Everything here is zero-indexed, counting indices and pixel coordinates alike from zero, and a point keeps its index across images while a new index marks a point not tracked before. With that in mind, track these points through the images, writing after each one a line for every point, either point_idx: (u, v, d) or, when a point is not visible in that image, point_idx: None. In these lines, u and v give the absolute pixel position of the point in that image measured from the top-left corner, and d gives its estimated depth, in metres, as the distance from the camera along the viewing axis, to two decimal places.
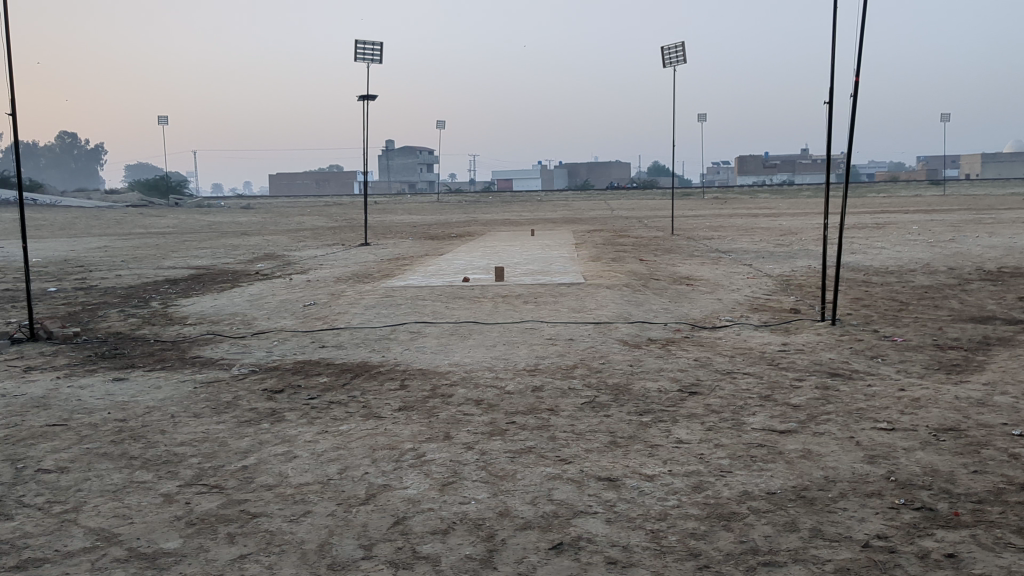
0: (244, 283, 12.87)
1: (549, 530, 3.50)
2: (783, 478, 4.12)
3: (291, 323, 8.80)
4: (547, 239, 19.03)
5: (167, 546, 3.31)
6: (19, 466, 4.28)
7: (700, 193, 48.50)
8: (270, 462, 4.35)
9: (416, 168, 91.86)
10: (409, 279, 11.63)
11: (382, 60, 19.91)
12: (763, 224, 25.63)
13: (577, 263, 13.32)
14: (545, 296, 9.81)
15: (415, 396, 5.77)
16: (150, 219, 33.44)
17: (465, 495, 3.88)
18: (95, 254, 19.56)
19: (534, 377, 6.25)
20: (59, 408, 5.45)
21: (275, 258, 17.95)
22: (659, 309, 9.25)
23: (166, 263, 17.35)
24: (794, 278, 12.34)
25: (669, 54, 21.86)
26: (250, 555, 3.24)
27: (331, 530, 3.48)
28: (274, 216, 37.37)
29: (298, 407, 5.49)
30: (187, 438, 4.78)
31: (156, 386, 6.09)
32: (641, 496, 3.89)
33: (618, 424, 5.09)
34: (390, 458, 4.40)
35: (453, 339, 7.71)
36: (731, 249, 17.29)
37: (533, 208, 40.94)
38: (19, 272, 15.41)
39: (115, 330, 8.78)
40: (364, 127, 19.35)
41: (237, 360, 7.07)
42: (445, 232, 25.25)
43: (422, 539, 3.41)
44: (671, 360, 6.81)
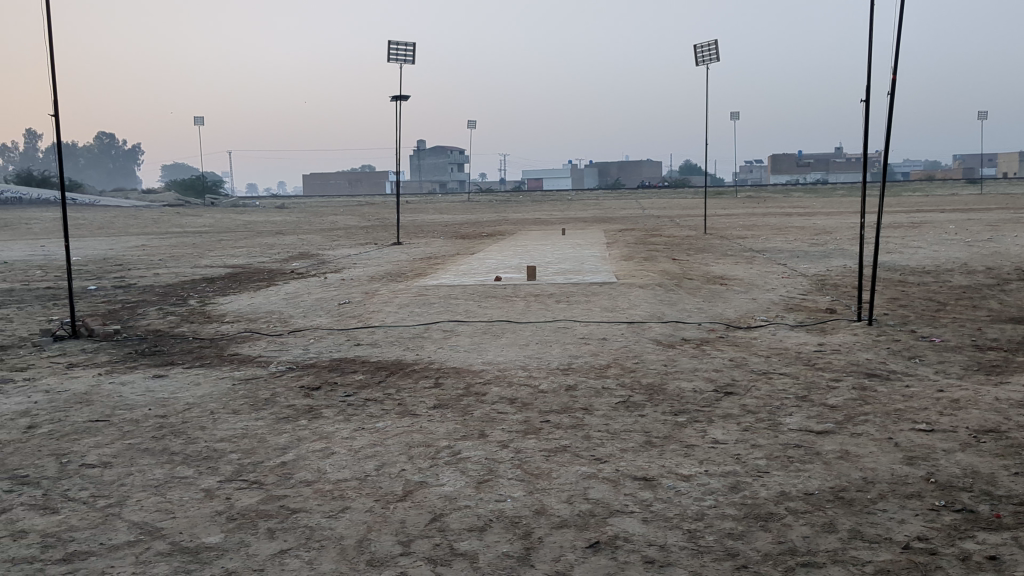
0: (279, 282, 12.94)
1: (585, 530, 3.50)
2: (820, 479, 4.09)
3: (325, 322, 8.83)
4: (580, 238, 19.00)
5: (208, 541, 3.35)
6: (63, 461, 4.35)
7: (732, 191, 48.14)
8: (308, 459, 4.38)
9: (447, 167, 92.14)
10: (441, 278, 11.65)
11: (415, 59, 19.91)
12: (797, 223, 25.38)
13: (610, 263, 13.23)
14: (576, 296, 9.77)
15: (450, 394, 5.77)
16: (187, 218, 33.81)
17: (500, 494, 3.88)
18: (132, 253, 19.77)
19: (568, 376, 6.25)
20: (100, 405, 5.52)
21: (309, 257, 18.04)
22: (692, 308, 9.17)
23: (203, 262, 17.47)
24: (829, 278, 12.21)
25: (702, 53, 21.67)
26: (290, 551, 3.27)
27: (369, 526, 3.49)
28: (308, 215, 37.60)
29: (334, 405, 5.51)
30: (226, 435, 4.82)
31: (194, 383, 6.15)
32: (678, 497, 3.87)
33: (652, 423, 5.07)
34: (426, 456, 4.41)
35: (487, 337, 7.72)
36: (765, 249, 17.11)
37: (565, 207, 40.93)
38: (59, 271, 15.58)
39: (154, 328, 8.86)
40: (397, 129, 19.40)
41: (274, 358, 7.12)
42: (475, 232, 25.24)
43: (460, 536, 3.42)
44: (705, 360, 6.78)
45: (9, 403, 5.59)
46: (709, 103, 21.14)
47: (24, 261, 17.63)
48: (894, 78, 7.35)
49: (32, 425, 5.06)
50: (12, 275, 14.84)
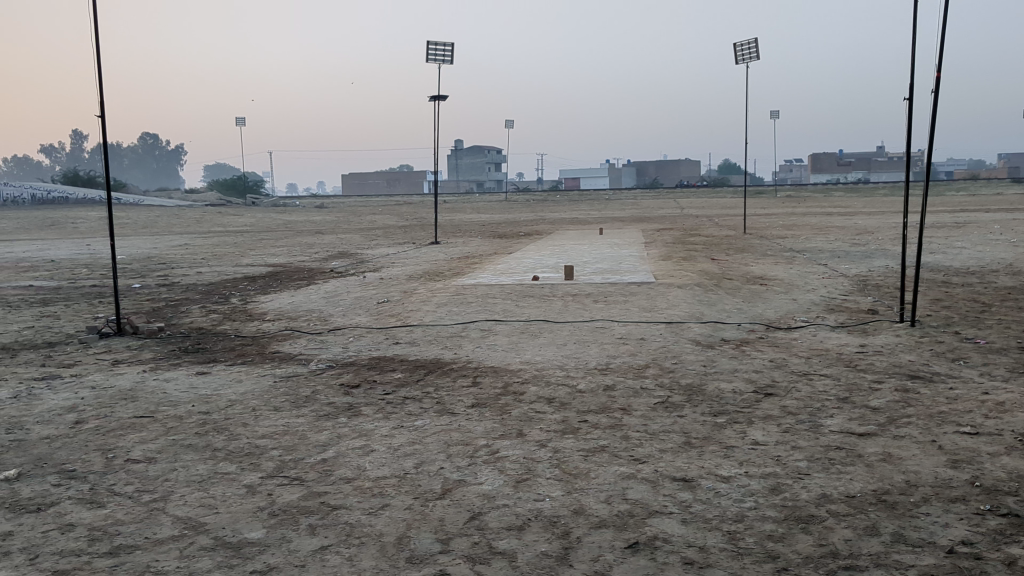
0: (319, 281, 13.04)
1: (624, 530, 3.49)
2: (863, 482, 4.04)
3: (364, 320, 8.90)
4: (618, 238, 18.95)
5: (251, 536, 3.39)
6: (109, 456, 4.43)
7: (771, 191, 47.64)
8: (348, 456, 4.42)
9: (484, 167, 92.31)
10: (479, 277, 11.68)
11: (453, 60, 19.96)
12: (838, 223, 25.07)
13: (649, 263, 13.17)
14: (614, 296, 9.74)
15: (487, 394, 5.79)
16: (229, 217, 34.23)
17: (539, 493, 3.88)
18: (175, 253, 20.04)
19: (606, 376, 6.23)
20: (145, 401, 5.60)
21: (347, 256, 18.17)
22: (731, 309, 9.10)
23: (244, 261, 17.68)
24: (871, 279, 12.06)
25: (741, 51, 21.49)
26: (331, 547, 3.30)
27: (408, 524, 3.51)
28: (347, 215, 37.85)
29: (373, 403, 5.55)
30: (268, 432, 4.87)
31: (236, 380, 6.23)
32: (717, 498, 3.85)
33: (692, 424, 5.05)
34: (464, 455, 4.43)
35: (525, 337, 7.73)
36: (806, 249, 16.93)
37: (603, 207, 40.83)
38: (104, 269, 15.84)
39: (197, 326, 8.98)
40: (435, 129, 19.46)
41: (314, 356, 7.19)
42: (512, 232, 25.26)
43: (498, 535, 3.43)
44: (745, 360, 6.73)
45: (57, 399, 5.70)
46: (749, 101, 20.95)
47: (71, 260, 17.95)
48: (938, 77, 7.24)
49: (79, 420, 5.15)
50: (60, 274, 15.12)
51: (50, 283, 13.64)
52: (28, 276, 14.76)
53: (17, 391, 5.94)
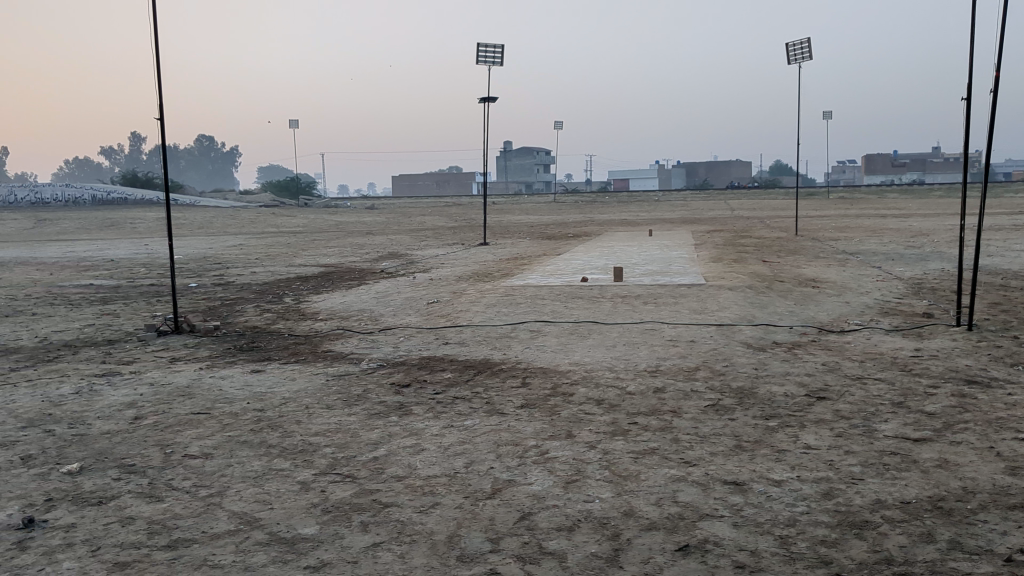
0: (370, 281, 13.14)
1: (674, 533, 3.47)
2: (917, 488, 3.98)
3: (414, 320, 8.97)
4: (668, 240, 18.87)
5: (304, 532, 3.44)
6: (167, 451, 4.52)
7: (824, 192, 46.90)
8: (399, 454, 4.46)
9: (532, 168, 92.34)
10: (528, 279, 11.69)
11: (503, 62, 20.00)
12: (892, 225, 24.61)
13: (699, 265, 13.08)
14: (663, 298, 9.69)
15: (537, 394, 5.80)
16: (282, 218, 34.65)
17: (588, 494, 3.89)
18: (231, 253, 20.35)
19: (656, 378, 6.21)
20: (201, 398, 5.71)
21: (398, 256, 18.31)
22: (783, 311, 9.01)
23: (297, 261, 17.88)
24: (927, 282, 11.82)
25: (794, 51, 21.22)
26: (382, 544, 3.33)
27: (458, 522, 3.54)
28: (397, 216, 38.09)
29: (424, 402, 5.60)
30: (320, 429, 4.93)
31: (290, 379, 6.32)
32: (769, 502, 3.81)
33: (743, 427, 5.01)
34: (514, 455, 4.45)
35: (574, 338, 7.73)
36: (860, 251, 16.65)
37: (653, 208, 40.67)
38: (163, 269, 16.21)
39: (251, 325, 9.12)
40: (485, 131, 19.51)
41: (365, 355, 7.26)
42: (561, 233, 25.20)
43: (548, 535, 3.44)
44: (798, 364, 6.66)
45: (117, 395, 5.83)
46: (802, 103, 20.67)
47: (130, 259, 18.38)
48: (998, 76, 7.09)
49: (138, 416, 5.27)
50: (120, 273, 15.51)
51: (110, 281, 13.97)
52: (89, 275, 15.13)
53: (79, 387, 6.09)
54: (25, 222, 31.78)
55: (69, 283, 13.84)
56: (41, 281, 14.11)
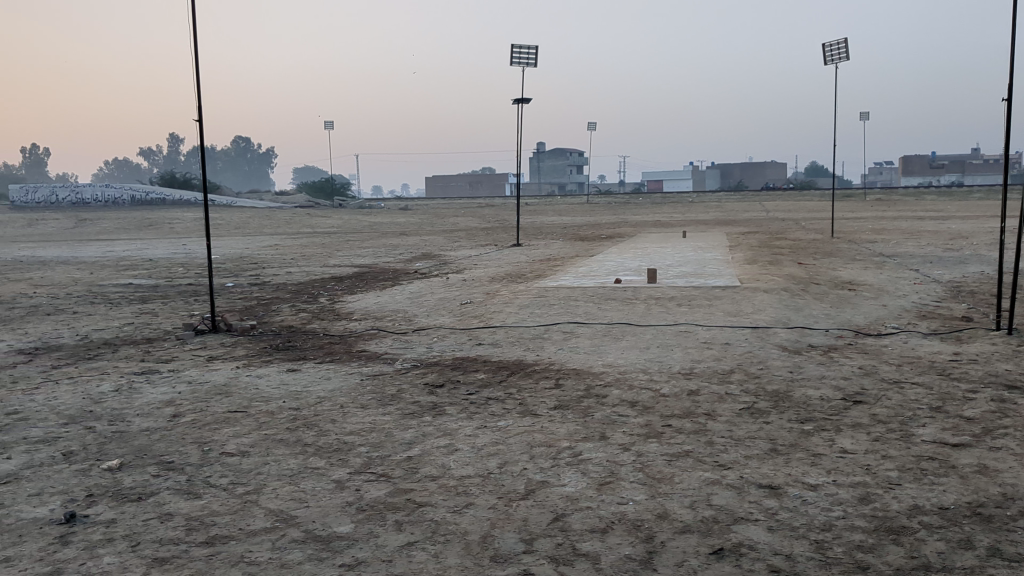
0: (404, 281, 13.21)
1: (709, 536, 3.46)
2: (956, 494, 3.92)
3: (448, 321, 9.00)
4: (702, 242, 18.77)
5: (340, 530, 3.46)
6: (205, 449, 4.58)
7: (861, 195, 46.39)
8: (433, 454, 4.48)
9: (566, 169, 92.23)
10: (561, 280, 11.68)
11: (537, 63, 19.99)
12: (930, 228, 24.28)
13: (734, 267, 13.00)
14: (696, 300, 9.65)
15: (570, 395, 5.80)
16: (317, 218, 34.89)
17: (622, 496, 3.88)
18: (267, 253, 20.53)
19: (690, 381, 6.18)
20: (238, 396, 5.77)
21: (432, 257, 18.37)
22: (818, 314, 8.92)
23: (332, 261, 18.02)
24: (966, 285, 11.65)
25: (831, 52, 20.99)
26: (416, 543, 3.35)
27: (492, 522, 3.55)
28: (430, 217, 38.21)
29: (457, 402, 5.62)
30: (355, 429, 4.97)
31: (325, 378, 6.37)
32: (804, 506, 3.78)
33: (778, 431, 4.97)
34: (547, 456, 4.45)
35: (607, 339, 7.72)
36: (898, 254, 16.44)
37: (687, 210, 40.44)
38: (201, 268, 16.43)
39: (287, 324, 9.20)
40: (518, 133, 19.52)
41: (399, 355, 7.30)
42: (594, 234, 25.18)
43: (582, 537, 3.43)
44: (834, 367, 6.60)
45: (156, 393, 5.91)
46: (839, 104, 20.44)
47: (169, 259, 18.62)
48: None
49: (176, 414, 5.34)
50: (158, 272, 15.73)
51: (149, 281, 14.17)
52: (129, 274, 15.35)
53: (119, 385, 6.18)
54: (67, 222, 32.33)
55: (109, 282, 14.05)
56: (82, 280, 14.34)
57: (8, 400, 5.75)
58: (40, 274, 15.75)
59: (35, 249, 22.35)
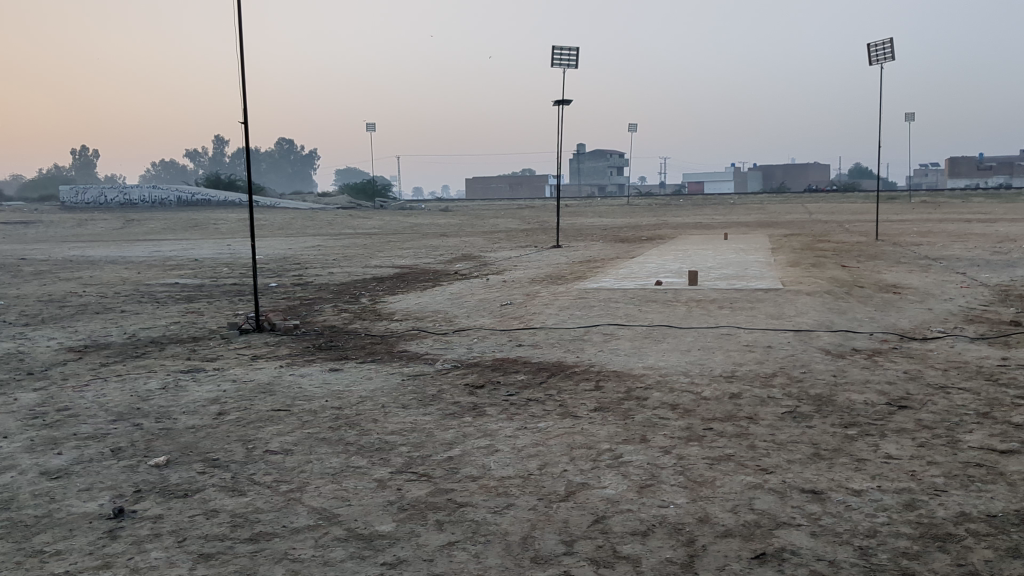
0: (445, 282, 13.26)
1: (751, 541, 3.43)
2: (1004, 501, 3.85)
3: (488, 322, 9.03)
4: (743, 244, 18.65)
5: (382, 529, 3.49)
6: (249, 447, 4.64)
7: (906, 196, 45.71)
8: (473, 454, 4.50)
9: (606, 170, 92.01)
10: (602, 282, 11.66)
11: (578, 64, 19.96)
12: (978, 230, 23.88)
13: (776, 269, 12.88)
14: (738, 302, 9.57)
15: (610, 398, 5.79)
16: (360, 219, 35.15)
17: (663, 500, 3.86)
18: (309, 253, 20.75)
19: (732, 384, 6.14)
20: (281, 395, 5.84)
21: (473, 259, 18.45)
22: (862, 318, 8.82)
23: (373, 262, 18.16)
24: (1015, 289, 11.43)
25: (876, 52, 20.68)
26: (457, 543, 3.36)
27: (532, 524, 3.56)
28: (470, 218, 38.31)
29: (498, 403, 5.63)
30: (396, 428, 5.00)
31: (367, 377, 6.42)
32: (848, 512, 3.74)
33: (821, 435, 4.91)
34: (587, 458, 4.45)
35: (648, 341, 7.69)
36: (944, 257, 16.19)
37: (728, 211, 40.17)
38: (245, 268, 16.65)
39: (330, 324, 9.29)
40: (559, 135, 19.49)
41: (440, 355, 7.34)
42: (634, 236, 25.10)
43: (622, 539, 3.43)
44: (878, 371, 6.51)
45: (202, 391, 6.00)
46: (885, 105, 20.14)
47: (213, 259, 18.90)
48: None
49: (221, 412, 5.41)
50: (204, 272, 15.97)
51: (195, 280, 14.38)
52: (174, 274, 15.60)
53: (165, 383, 6.28)
54: (115, 222, 32.94)
55: (156, 281, 14.29)
56: (130, 280, 14.60)
57: (59, 397, 5.86)
58: (89, 273, 16.08)
59: (85, 249, 22.79)
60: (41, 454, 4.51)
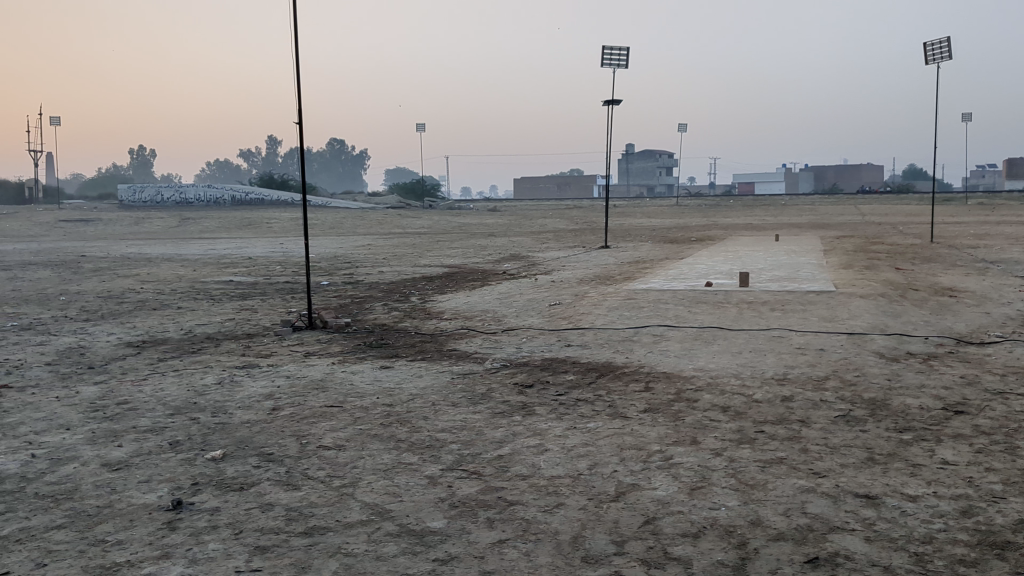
0: (495, 282, 13.32)
1: (803, 545, 3.40)
2: None
3: (537, 322, 9.04)
4: (796, 245, 18.43)
5: (433, 525, 3.52)
6: (303, 442, 4.70)
7: (963, 198, 44.78)
8: (523, 454, 4.51)
9: (655, 171, 91.51)
10: (651, 282, 11.63)
11: (628, 65, 19.90)
12: None
13: (830, 272, 12.68)
14: (789, 305, 9.45)
15: (660, 399, 5.76)
16: (410, 219, 35.36)
17: (714, 502, 3.84)
18: (360, 252, 20.95)
19: (783, 387, 6.07)
20: (333, 392, 5.90)
21: (521, 258, 18.52)
22: (917, 321, 8.66)
23: (423, 261, 18.27)
24: None
25: (934, 51, 20.28)
26: (508, 541, 3.38)
27: (584, 524, 3.55)
28: (519, 218, 38.30)
29: (547, 403, 5.64)
30: (446, 426, 5.04)
31: (417, 375, 6.47)
32: (903, 518, 3.68)
33: (875, 440, 4.85)
34: (638, 459, 4.43)
35: (697, 343, 7.64)
36: (1004, 260, 15.84)
37: (779, 212, 39.65)
38: (297, 266, 16.88)
39: (381, 322, 9.37)
40: (610, 136, 19.43)
41: (489, 354, 7.37)
42: (683, 237, 24.93)
43: (674, 540, 3.42)
44: (934, 376, 6.39)
45: (256, 386, 6.10)
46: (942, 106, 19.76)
47: (266, 257, 19.17)
48: None
49: (275, 407, 5.49)
50: (257, 270, 16.16)
51: (248, 278, 14.58)
52: (229, 271, 15.89)
53: (221, 378, 6.39)
54: (171, 220, 33.57)
55: (212, 278, 14.56)
56: (186, 277, 14.82)
57: (119, 390, 6.00)
58: (147, 270, 16.40)
59: (142, 246, 23.30)
60: (102, 446, 4.62)
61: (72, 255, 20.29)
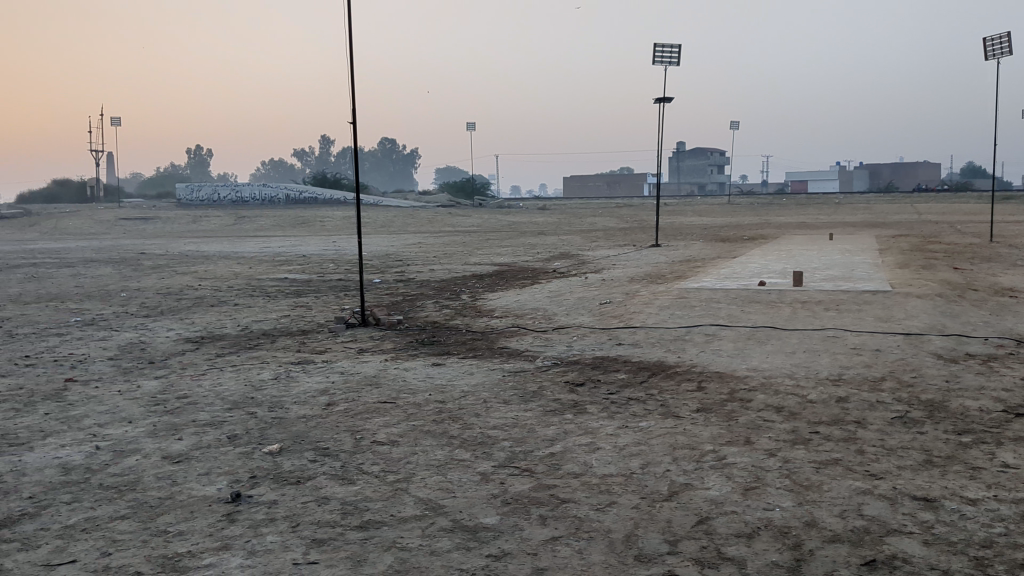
0: (545, 280, 13.32)
1: (860, 547, 3.35)
2: None
3: (587, 320, 9.02)
4: (850, 244, 18.15)
5: (486, 521, 3.54)
6: (357, 437, 4.75)
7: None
8: (575, 452, 4.51)
9: (705, 169, 90.80)
10: (703, 281, 11.54)
11: (680, 62, 19.76)
12: None
13: (885, 271, 12.47)
14: (844, 305, 9.31)
15: (713, 398, 5.73)
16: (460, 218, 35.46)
17: (769, 502, 3.80)
18: (410, 250, 21.09)
19: (839, 387, 5.99)
20: (386, 388, 5.96)
21: (571, 256, 18.49)
22: (977, 322, 8.47)
23: (474, 259, 18.32)
24: None
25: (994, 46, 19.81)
26: (561, 538, 3.39)
27: (637, 522, 3.55)
28: (568, 216, 38.23)
29: (599, 401, 5.63)
30: (498, 423, 5.05)
31: (468, 373, 6.51)
32: (963, 521, 3.62)
33: (933, 442, 4.76)
34: (690, 459, 4.41)
35: (750, 343, 7.57)
36: None
37: (834, 211, 39.05)
38: (350, 264, 17.05)
39: (432, 320, 9.42)
40: (660, 134, 19.32)
41: (540, 352, 7.38)
42: (735, 235, 24.68)
43: (728, 540, 3.40)
44: (995, 377, 6.26)
45: (312, 382, 6.19)
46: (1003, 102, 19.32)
47: (320, 255, 19.40)
48: None
49: (330, 403, 5.56)
50: (312, 268, 16.35)
51: (302, 276, 14.76)
52: (284, 269, 16.10)
53: (277, 374, 6.48)
54: (226, 218, 34.12)
55: (267, 276, 14.77)
56: (242, 274, 15.06)
57: (179, 385, 6.13)
58: (205, 267, 16.69)
59: (199, 244, 23.74)
60: (164, 439, 4.72)
61: (131, 253, 20.73)
